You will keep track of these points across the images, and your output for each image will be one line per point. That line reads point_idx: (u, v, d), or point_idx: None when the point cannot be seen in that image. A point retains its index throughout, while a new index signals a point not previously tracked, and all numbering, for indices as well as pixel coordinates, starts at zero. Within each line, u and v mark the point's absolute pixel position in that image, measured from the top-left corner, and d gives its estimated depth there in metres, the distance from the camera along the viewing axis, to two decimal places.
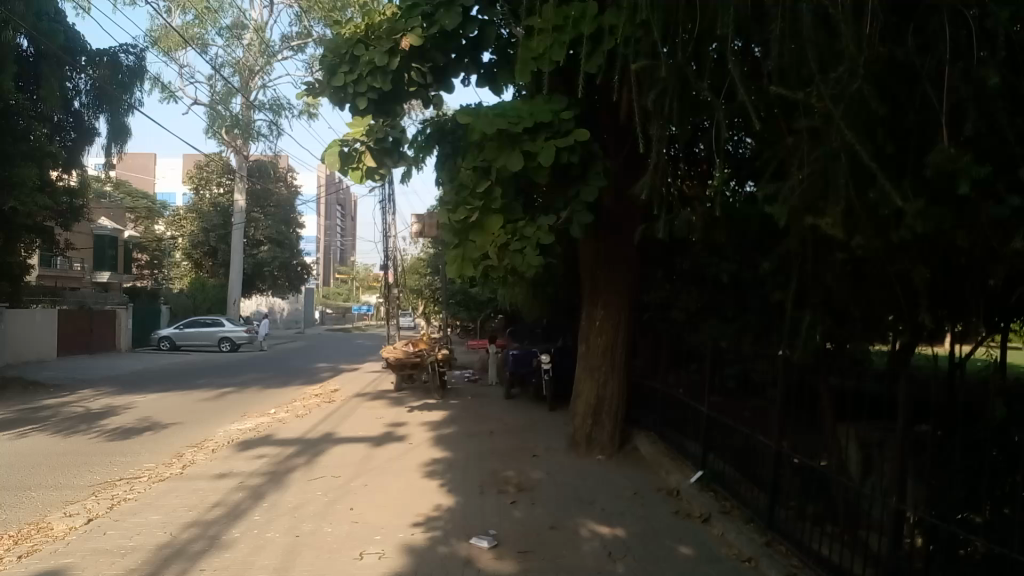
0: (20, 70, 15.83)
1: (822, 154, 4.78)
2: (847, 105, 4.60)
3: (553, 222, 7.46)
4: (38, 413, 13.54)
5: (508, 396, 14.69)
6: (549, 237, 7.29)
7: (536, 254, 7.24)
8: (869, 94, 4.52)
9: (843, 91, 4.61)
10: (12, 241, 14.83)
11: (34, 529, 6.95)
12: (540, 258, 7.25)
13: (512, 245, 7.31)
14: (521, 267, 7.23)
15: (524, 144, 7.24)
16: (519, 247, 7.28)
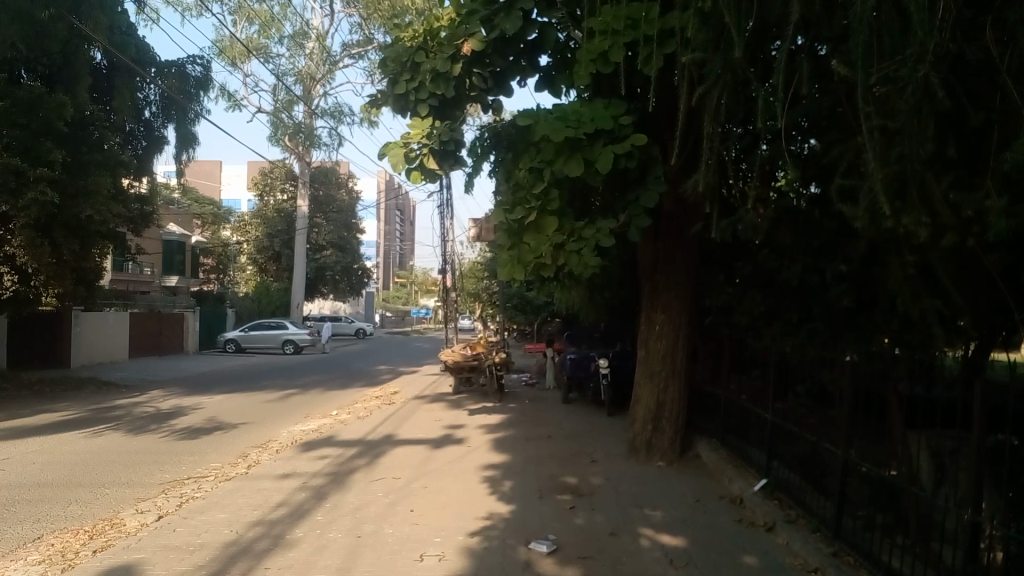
0: (95, 82, 16.48)
1: (891, 151, 4.62)
2: (913, 95, 4.40)
3: (613, 225, 7.43)
4: (112, 413, 14.03)
5: (567, 401, 14.64)
6: (608, 240, 7.28)
7: (593, 256, 7.26)
8: (934, 81, 4.28)
9: (908, 79, 4.40)
10: (89, 249, 15.18)
11: (108, 525, 7.19)
12: (597, 259, 7.25)
13: (569, 245, 7.34)
14: (577, 268, 7.26)
15: (585, 151, 7.21)
16: (576, 247, 7.31)
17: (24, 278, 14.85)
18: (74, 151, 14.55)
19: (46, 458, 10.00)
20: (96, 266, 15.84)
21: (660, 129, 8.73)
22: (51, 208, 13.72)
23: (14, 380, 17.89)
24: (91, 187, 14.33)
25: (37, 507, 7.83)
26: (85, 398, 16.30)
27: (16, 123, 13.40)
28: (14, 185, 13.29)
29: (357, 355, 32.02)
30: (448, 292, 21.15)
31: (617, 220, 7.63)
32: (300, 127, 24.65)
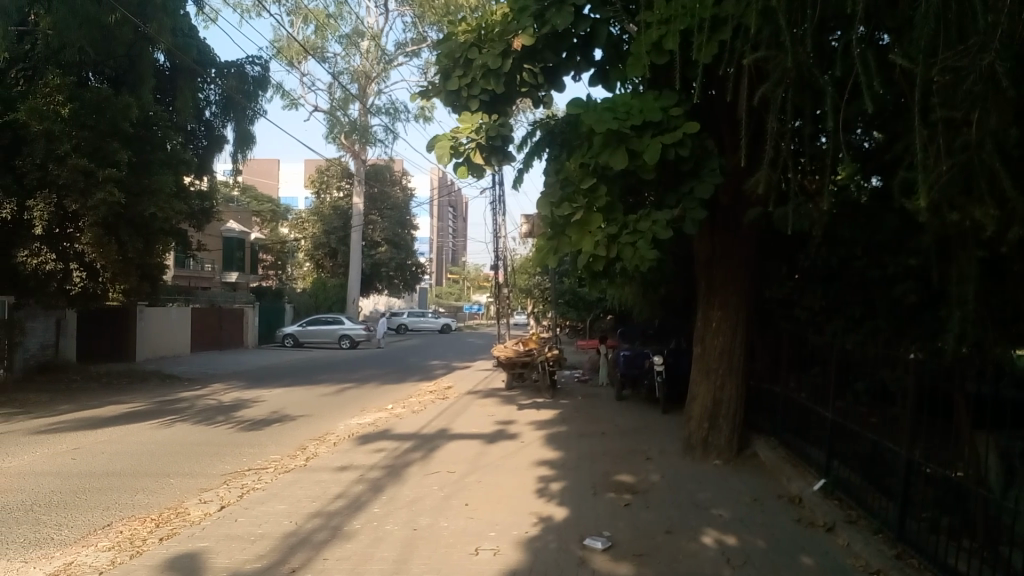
0: (158, 83, 16.93)
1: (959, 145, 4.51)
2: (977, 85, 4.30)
3: (669, 217, 7.35)
4: (176, 405, 14.45)
5: (620, 398, 14.57)
6: (666, 232, 7.20)
7: (650, 248, 7.17)
8: (1001, 70, 4.17)
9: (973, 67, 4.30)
10: (152, 246, 15.53)
11: (173, 514, 7.43)
12: (655, 252, 7.16)
13: (623, 237, 7.28)
14: (633, 260, 7.17)
15: (631, 143, 7.16)
16: (631, 239, 7.24)
17: (91, 273, 14.97)
18: (139, 150, 14.99)
19: (115, 448, 10.35)
20: (159, 262, 16.30)
21: (716, 120, 8.61)
22: (118, 206, 14.14)
23: (84, 372, 18.55)
24: (154, 185, 14.72)
25: (107, 495, 8.11)
26: (151, 390, 16.83)
27: (85, 124, 13.84)
28: (82, 185, 13.78)
29: (412, 350, 32.35)
30: (502, 288, 21.20)
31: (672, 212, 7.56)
32: (355, 125, 24.97)
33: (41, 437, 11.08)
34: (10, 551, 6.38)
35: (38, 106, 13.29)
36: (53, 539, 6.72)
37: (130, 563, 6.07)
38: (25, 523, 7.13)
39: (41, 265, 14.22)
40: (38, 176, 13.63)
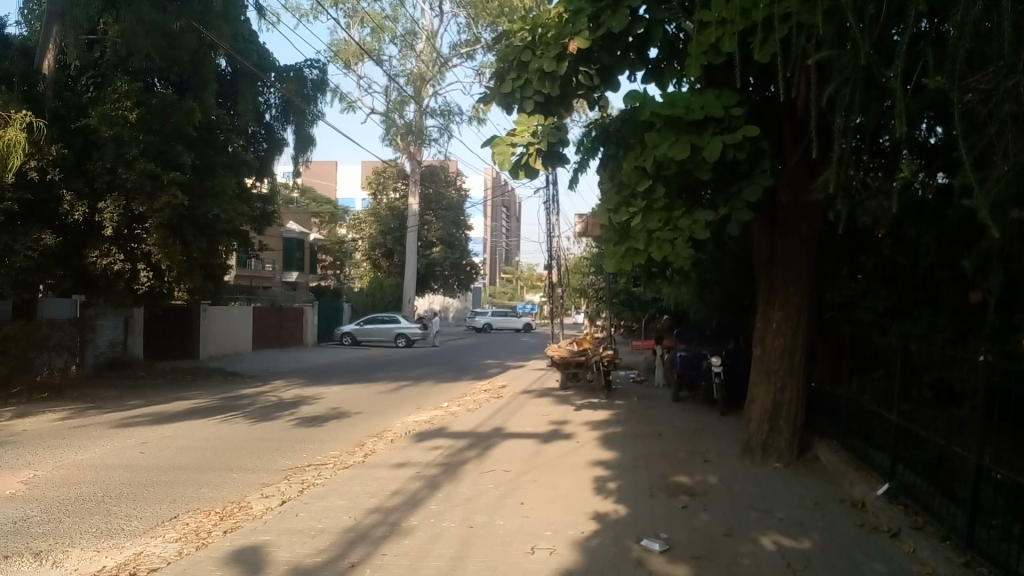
0: (221, 88, 17.35)
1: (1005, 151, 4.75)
2: (1007, 100, 4.64)
3: (712, 217, 7.23)
4: (239, 402, 14.80)
5: (676, 399, 14.44)
6: (704, 232, 7.11)
7: (687, 247, 7.17)
8: None
9: (1001, 85, 4.67)
10: (216, 247, 15.92)
11: (236, 507, 7.62)
12: (691, 251, 7.15)
13: (664, 233, 7.26)
14: (670, 258, 7.21)
15: (692, 137, 7.09)
16: (671, 236, 7.22)
17: (158, 273, 15.31)
18: (202, 154, 15.40)
19: (180, 443, 10.66)
20: (222, 262, 16.72)
21: (774, 120, 8.50)
22: (182, 209, 14.53)
23: (150, 369, 19.13)
24: (217, 188, 15.10)
25: (174, 489, 8.36)
26: (214, 387, 17.28)
27: (150, 129, 14.32)
28: (149, 188, 14.21)
29: (466, 349, 32.54)
30: (556, 288, 21.18)
31: (719, 212, 7.44)
32: (411, 126, 25.24)
33: (111, 432, 11.47)
34: (83, 541, 6.63)
35: (107, 112, 13.74)
36: (123, 530, 6.96)
37: (197, 554, 6.26)
38: (97, 514, 7.40)
39: (109, 265, 14.63)
40: (108, 179, 14.12)
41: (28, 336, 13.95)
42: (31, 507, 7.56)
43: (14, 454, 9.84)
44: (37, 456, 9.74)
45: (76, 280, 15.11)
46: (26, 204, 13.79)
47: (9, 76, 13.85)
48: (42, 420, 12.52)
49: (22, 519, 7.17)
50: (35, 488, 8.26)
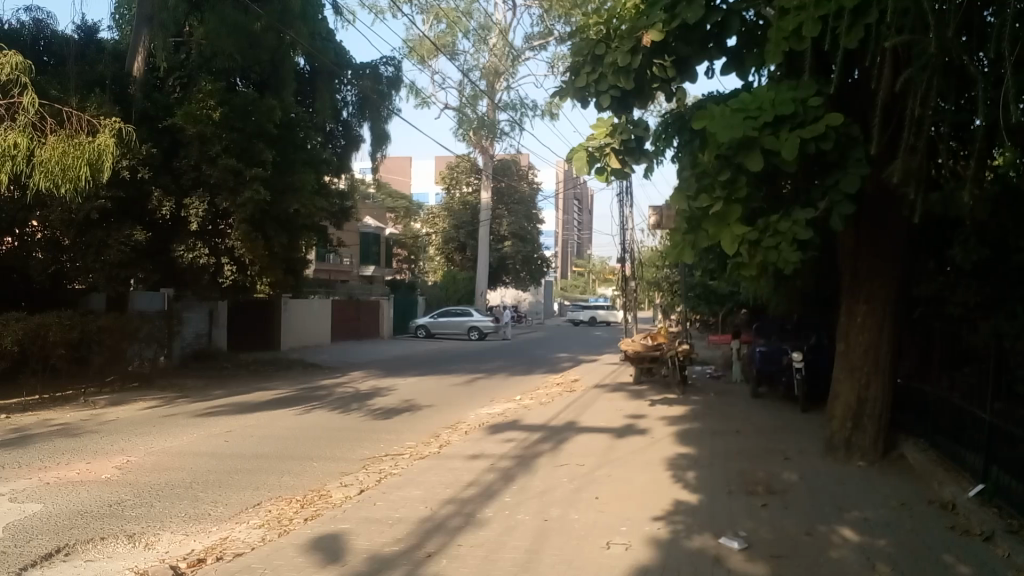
0: (299, 86, 17.76)
1: None
2: None
3: (811, 215, 7.07)
4: (317, 392, 15.16)
5: (755, 395, 14.14)
6: (808, 232, 6.92)
7: (793, 251, 6.90)
8: None
9: None
10: (296, 241, 16.26)
11: (317, 496, 7.81)
12: (798, 254, 6.91)
13: (765, 241, 7.02)
14: (777, 264, 6.94)
15: (765, 142, 6.86)
16: (773, 242, 6.99)
17: (241, 267, 15.61)
18: (282, 151, 15.78)
19: (263, 432, 10.99)
20: (302, 256, 17.13)
21: (860, 106, 8.20)
22: (263, 204, 14.91)
23: (235, 360, 19.77)
24: (297, 183, 15.43)
25: (257, 476, 8.63)
26: (295, 378, 17.75)
27: (233, 127, 14.78)
28: (232, 184, 14.64)
29: (539, 343, 32.58)
30: (631, 281, 20.99)
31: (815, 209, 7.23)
32: (484, 120, 25.39)
33: (198, 420, 11.90)
34: (173, 525, 6.90)
35: (192, 111, 14.24)
36: (210, 515, 7.22)
37: (279, 540, 6.45)
38: (185, 499, 7.70)
39: (195, 259, 15.01)
40: (194, 176, 14.64)
41: (121, 327, 14.58)
42: (125, 491, 7.91)
43: (109, 440, 10.32)
44: (130, 442, 10.19)
45: (164, 275, 15.68)
46: (119, 203, 14.42)
47: (102, 79, 14.51)
48: (134, 408, 13.09)
49: (117, 502, 7.51)
50: (129, 473, 8.65)
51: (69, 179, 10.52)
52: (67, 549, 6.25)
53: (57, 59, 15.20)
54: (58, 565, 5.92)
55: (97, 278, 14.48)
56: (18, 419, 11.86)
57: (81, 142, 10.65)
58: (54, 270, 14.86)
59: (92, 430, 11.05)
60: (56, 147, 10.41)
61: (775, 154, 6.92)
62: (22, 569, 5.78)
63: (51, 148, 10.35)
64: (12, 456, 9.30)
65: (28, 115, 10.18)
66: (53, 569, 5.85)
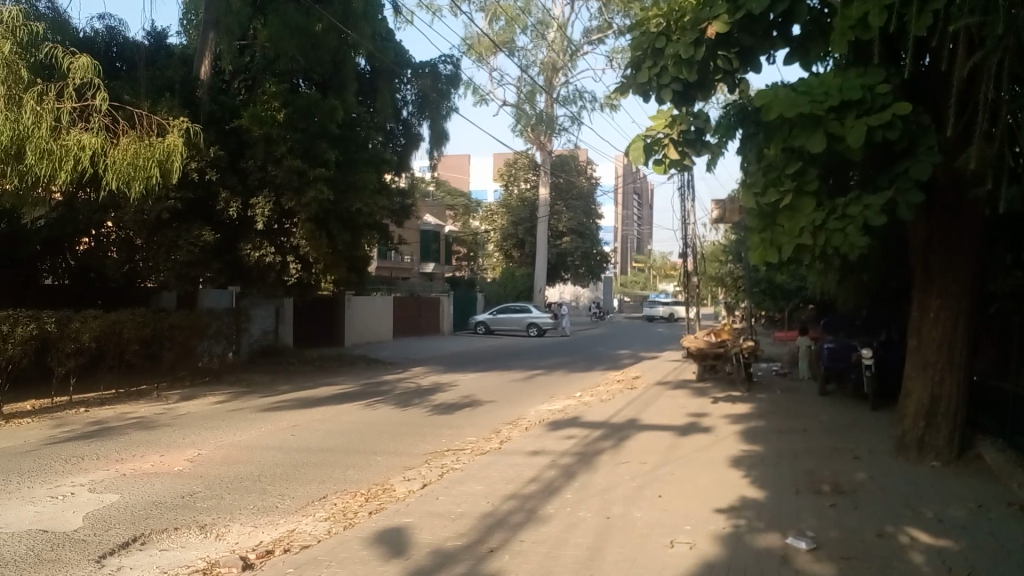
0: (361, 86, 18.01)
1: None
2: None
3: (883, 201, 6.80)
4: (380, 388, 15.36)
5: (823, 393, 13.80)
6: (879, 217, 6.67)
7: (860, 234, 6.65)
8: None
9: None
10: (359, 240, 16.46)
11: (381, 490, 7.93)
12: (866, 239, 6.64)
13: (831, 224, 6.77)
14: (843, 249, 6.66)
15: (829, 126, 6.70)
16: (839, 226, 6.72)
17: (305, 264, 15.93)
18: (345, 150, 15.97)
19: (327, 427, 11.20)
20: (364, 254, 17.37)
21: (932, 94, 7.92)
22: (327, 203, 15.17)
23: (301, 356, 20.17)
24: (359, 183, 15.67)
25: (322, 470, 8.80)
26: (358, 374, 18.03)
27: (297, 127, 15.08)
28: (297, 183, 14.90)
29: (599, 340, 32.39)
30: (692, 277, 20.69)
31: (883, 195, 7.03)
32: (542, 116, 25.36)
33: (264, 415, 12.18)
34: (243, 517, 7.08)
35: (257, 112, 14.61)
36: (278, 508, 7.38)
37: (345, 533, 6.55)
38: (254, 491, 7.89)
39: (262, 257, 15.40)
40: (260, 176, 14.97)
41: (191, 324, 15.01)
42: (196, 483, 8.15)
43: (180, 434, 10.64)
44: (201, 436, 10.49)
45: (232, 273, 16.04)
46: (190, 203, 14.85)
47: (171, 83, 14.97)
48: (204, 403, 13.47)
49: (189, 494, 7.75)
50: (199, 466, 8.91)
51: (140, 179, 10.85)
52: (142, 538, 6.47)
53: (129, 64, 15.71)
54: (135, 554, 6.14)
55: (168, 277, 14.91)
56: (95, 412, 12.31)
57: (151, 143, 11.02)
58: (128, 270, 15.38)
59: (164, 423, 11.42)
60: (127, 150, 10.76)
61: (839, 141, 6.72)
62: (101, 557, 6.01)
63: (123, 150, 10.71)
64: (90, 449, 9.67)
65: (101, 117, 10.58)
66: (130, 558, 6.07)
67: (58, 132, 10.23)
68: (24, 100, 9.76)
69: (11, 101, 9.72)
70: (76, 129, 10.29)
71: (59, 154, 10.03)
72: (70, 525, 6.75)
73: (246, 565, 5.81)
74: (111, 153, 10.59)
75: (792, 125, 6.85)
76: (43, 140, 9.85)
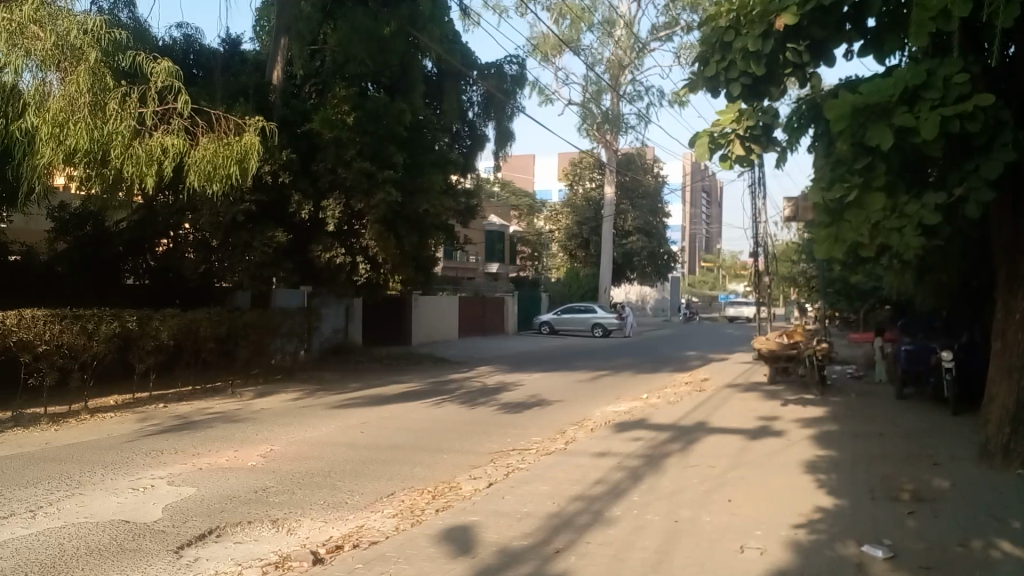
0: (427, 88, 18.19)
1: None
2: None
3: (942, 200, 6.64)
4: (447, 387, 15.50)
5: (900, 397, 13.36)
6: (935, 217, 6.51)
7: (916, 234, 6.51)
8: None
9: None
10: (425, 241, 16.64)
11: (447, 487, 7.99)
12: (921, 240, 6.50)
13: (890, 221, 6.61)
14: (898, 249, 6.54)
15: (900, 119, 6.40)
16: (897, 224, 6.58)
17: (373, 265, 16.13)
18: (412, 152, 16.12)
19: (394, 424, 11.35)
20: (431, 254, 17.55)
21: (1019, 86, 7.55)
22: (394, 205, 15.40)
23: (369, 355, 20.51)
24: (426, 184, 15.83)
25: (390, 467, 8.92)
26: (425, 372, 18.24)
27: (366, 130, 15.31)
28: (366, 185, 15.15)
29: (666, 341, 32.04)
30: (763, 277, 20.27)
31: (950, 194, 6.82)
32: (608, 114, 25.21)
33: (334, 412, 12.43)
34: (314, 512, 7.22)
35: (328, 116, 14.89)
36: (347, 503, 7.52)
37: (412, 530, 6.64)
38: (324, 487, 8.05)
39: (332, 258, 15.66)
40: (330, 178, 15.24)
41: (263, 323, 15.43)
42: (269, 478, 8.36)
43: (254, 430, 10.94)
44: (273, 432, 10.77)
45: (303, 272, 16.39)
46: (263, 205, 15.24)
47: (245, 89, 15.38)
48: (277, 399, 13.82)
49: (262, 488, 7.95)
50: (272, 461, 9.13)
51: (220, 177, 11.21)
52: (218, 530, 6.66)
53: (205, 70, 16.21)
54: (210, 545, 6.32)
55: (242, 276, 15.34)
56: (175, 407, 12.75)
57: (229, 142, 11.33)
58: (204, 270, 15.88)
59: (240, 419, 11.77)
60: (207, 149, 11.12)
61: (912, 134, 6.43)
62: (178, 548, 6.21)
63: (203, 150, 11.08)
64: (169, 443, 10.01)
65: (182, 120, 10.92)
66: (206, 549, 6.26)
67: (140, 136, 10.61)
68: (107, 105, 10.07)
69: (96, 106, 10.01)
70: (160, 132, 10.70)
71: (144, 157, 10.42)
72: (150, 516, 6.99)
73: (317, 559, 5.93)
74: (192, 154, 11.00)
75: (862, 121, 6.54)
76: (125, 144, 10.22)
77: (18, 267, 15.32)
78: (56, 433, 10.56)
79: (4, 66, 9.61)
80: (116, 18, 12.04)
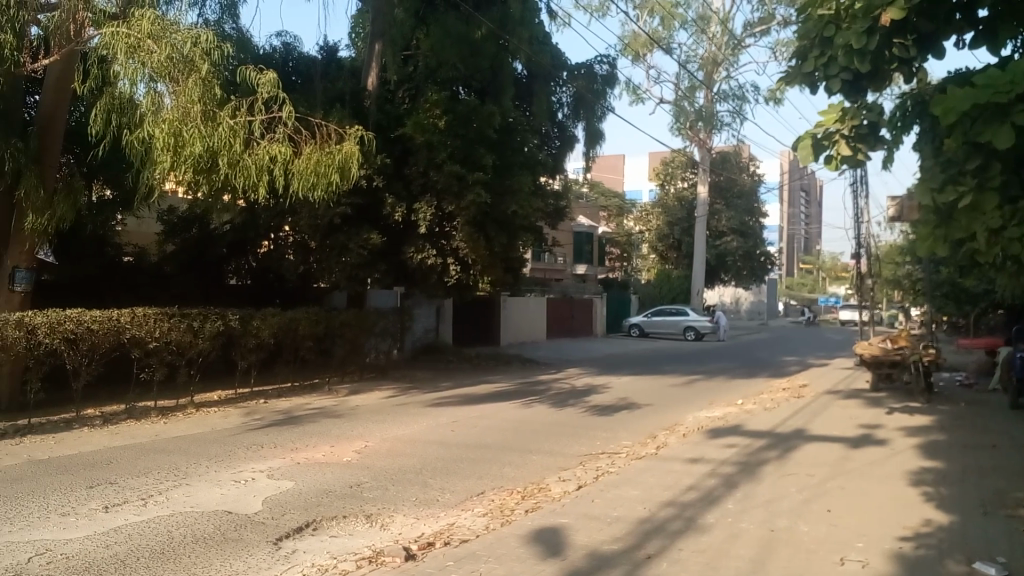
0: (517, 90, 18.29)
1: None
2: None
3: None
4: (537, 388, 15.52)
5: (1014, 406, 12.59)
6: None
7: None
8: None
9: None
10: (514, 242, 16.68)
11: (537, 489, 7.99)
12: None
13: (1009, 229, 5.77)
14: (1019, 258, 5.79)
15: (1017, 117, 5.71)
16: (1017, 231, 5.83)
17: (464, 266, 16.24)
18: (502, 154, 16.21)
19: (484, 424, 11.44)
20: (520, 256, 17.61)
21: None
22: (484, 206, 15.53)
23: (459, 354, 20.76)
24: (515, 186, 15.87)
25: (480, 466, 8.99)
26: (514, 373, 18.33)
27: (457, 134, 15.52)
28: (457, 188, 15.31)
29: (761, 344, 31.24)
30: (865, 279, 19.50)
31: None
32: (702, 113, 24.76)
33: (425, 409, 12.63)
34: (406, 508, 7.34)
35: (421, 121, 15.19)
36: (438, 501, 7.61)
37: (502, 529, 6.67)
38: (416, 484, 8.17)
39: (424, 259, 15.85)
40: (422, 182, 15.48)
41: (358, 323, 15.83)
42: (363, 473, 8.55)
43: (349, 425, 11.24)
44: (367, 429, 11.02)
45: (396, 274, 16.70)
46: (358, 208, 15.57)
47: (342, 95, 15.82)
48: (370, 397, 14.13)
49: (356, 484, 8.13)
50: (366, 457, 9.34)
51: (322, 185, 11.58)
52: (314, 524, 6.85)
53: (304, 77, 16.72)
54: (308, 538, 6.51)
55: (339, 277, 15.76)
56: (274, 403, 13.20)
57: (330, 151, 11.70)
58: (303, 270, 16.42)
59: (336, 414, 12.12)
60: (311, 157, 11.52)
61: None
62: (278, 540, 6.42)
63: (307, 158, 11.47)
64: (269, 437, 10.38)
65: (287, 129, 11.39)
66: (303, 541, 6.44)
67: (249, 145, 11.11)
68: (218, 116, 10.52)
69: (207, 116, 10.48)
70: (267, 141, 11.19)
71: (253, 168, 10.94)
72: (251, 508, 7.25)
73: (409, 555, 6.02)
74: (296, 163, 11.38)
75: (974, 118, 5.86)
76: (234, 152, 10.67)
77: (131, 267, 16.15)
78: (165, 426, 11.10)
79: (125, 80, 10.13)
80: (221, 29, 12.54)
